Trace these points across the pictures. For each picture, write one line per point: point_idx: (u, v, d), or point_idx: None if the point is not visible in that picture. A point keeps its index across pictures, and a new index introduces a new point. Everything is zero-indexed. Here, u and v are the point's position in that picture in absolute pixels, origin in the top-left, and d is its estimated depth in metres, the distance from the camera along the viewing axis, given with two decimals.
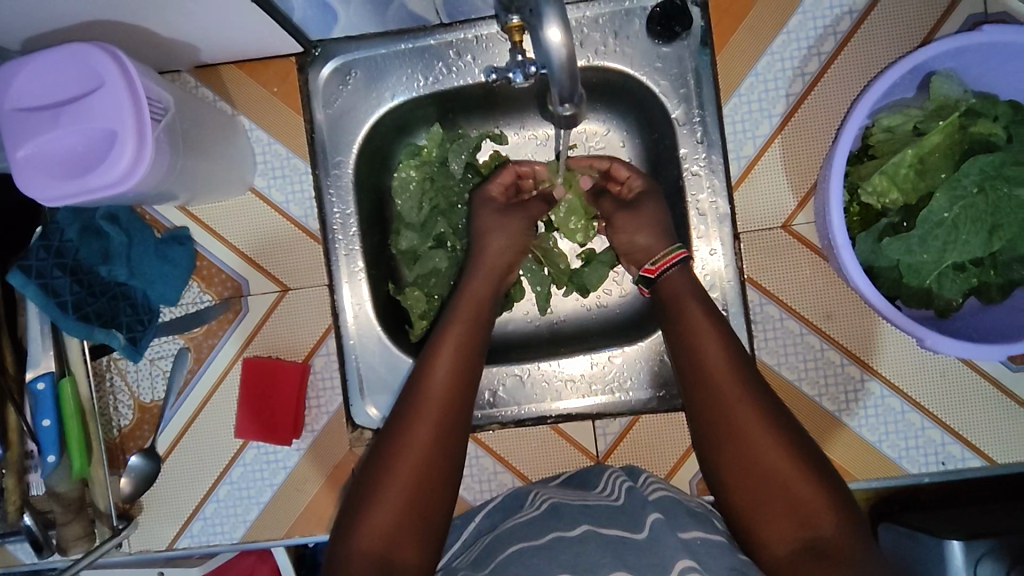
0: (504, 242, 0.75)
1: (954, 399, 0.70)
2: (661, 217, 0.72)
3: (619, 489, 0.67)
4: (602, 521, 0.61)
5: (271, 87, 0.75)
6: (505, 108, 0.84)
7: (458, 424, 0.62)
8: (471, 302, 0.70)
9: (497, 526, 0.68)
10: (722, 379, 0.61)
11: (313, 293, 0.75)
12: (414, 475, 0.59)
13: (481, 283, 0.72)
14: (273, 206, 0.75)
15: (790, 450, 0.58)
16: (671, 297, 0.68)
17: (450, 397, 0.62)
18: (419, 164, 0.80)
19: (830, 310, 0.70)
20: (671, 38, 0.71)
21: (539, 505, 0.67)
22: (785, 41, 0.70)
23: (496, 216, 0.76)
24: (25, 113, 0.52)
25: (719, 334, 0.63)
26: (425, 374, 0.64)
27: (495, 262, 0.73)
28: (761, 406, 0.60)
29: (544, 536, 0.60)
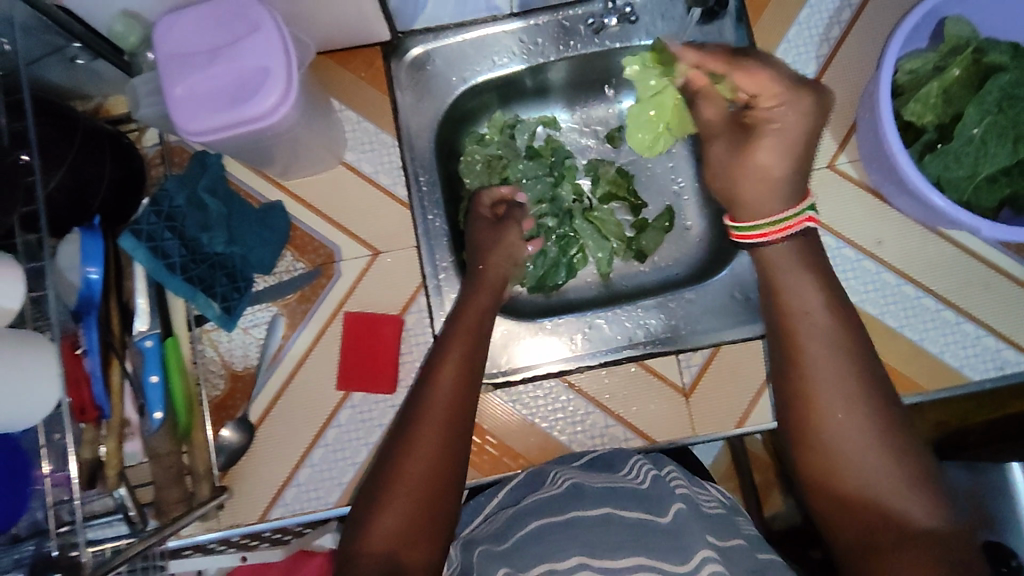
0: (503, 255, 0.77)
1: (1003, 307, 0.77)
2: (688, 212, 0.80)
3: (644, 475, 0.65)
4: (623, 503, 0.59)
5: (359, 73, 0.84)
6: (558, 97, 0.94)
7: (465, 425, 0.61)
8: (478, 309, 0.70)
9: (518, 502, 0.66)
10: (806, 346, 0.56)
11: (402, 255, 0.80)
12: (425, 471, 0.57)
13: (483, 293, 0.72)
14: (363, 176, 0.81)
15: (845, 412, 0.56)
16: (765, 267, 0.60)
17: (460, 397, 0.61)
18: (482, 147, 0.90)
19: (881, 237, 0.78)
20: (713, 17, 0.82)
21: (560, 483, 0.64)
22: (809, 13, 0.82)
23: (490, 230, 0.78)
24: (185, 54, 0.60)
25: (818, 293, 0.58)
26: (432, 374, 0.63)
27: (497, 278, 0.74)
28: (838, 342, 0.56)
29: (564, 514, 0.58)
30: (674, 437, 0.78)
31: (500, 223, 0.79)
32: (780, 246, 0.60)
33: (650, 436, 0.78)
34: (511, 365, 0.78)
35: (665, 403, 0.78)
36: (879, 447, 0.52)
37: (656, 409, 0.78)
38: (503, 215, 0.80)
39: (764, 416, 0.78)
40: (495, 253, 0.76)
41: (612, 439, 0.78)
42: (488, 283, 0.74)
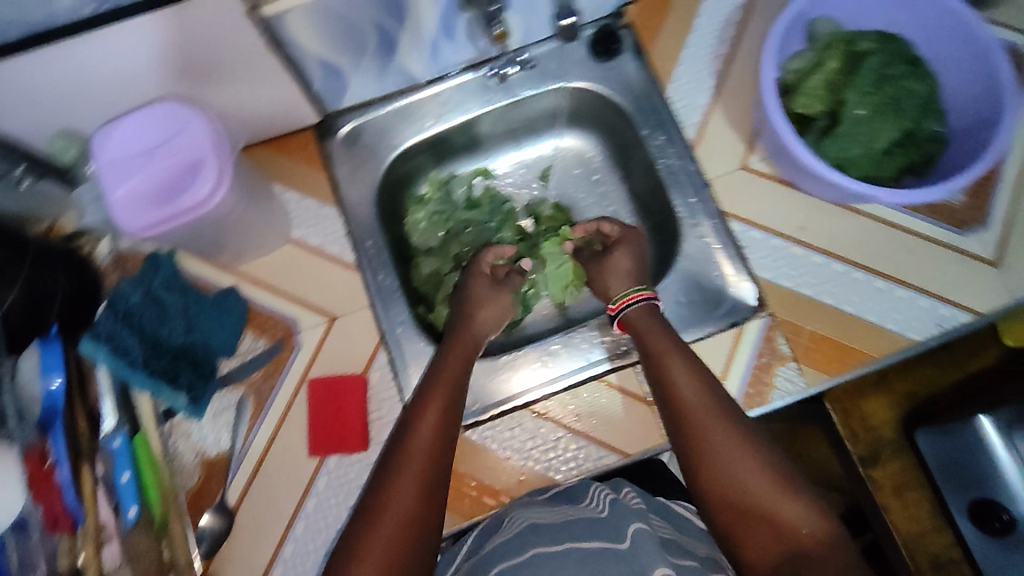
0: (493, 312, 0.82)
1: (927, 269, 0.81)
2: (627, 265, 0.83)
3: (604, 502, 0.68)
4: (582, 534, 0.61)
5: (295, 156, 0.88)
6: (488, 148, 1.01)
7: (443, 479, 0.63)
8: (459, 361, 0.75)
9: (481, 548, 0.67)
10: (690, 404, 0.67)
11: (358, 315, 0.82)
12: (403, 524, 0.59)
13: (463, 347, 0.77)
14: (311, 249, 0.84)
15: (761, 466, 0.62)
16: (639, 335, 0.75)
17: (436, 449, 0.64)
18: (425, 206, 0.96)
19: (803, 223, 0.83)
20: (612, 54, 0.90)
21: (517, 524, 0.67)
22: (697, 37, 0.90)
23: (489, 288, 0.84)
24: (121, 162, 0.65)
25: (682, 358, 0.71)
26: (412, 429, 0.66)
27: (479, 335, 0.79)
28: (708, 393, 0.68)
29: (525, 553, 0.60)
30: (646, 447, 0.79)
31: (499, 283, 0.85)
32: (651, 311, 0.78)
33: (625, 450, 0.79)
34: (478, 404, 0.81)
35: (633, 415, 0.80)
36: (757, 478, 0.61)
37: (625, 424, 0.79)
38: (503, 276, 0.87)
39: None
40: (487, 308, 0.81)
41: (589, 460, 0.79)
42: (468, 336, 0.79)
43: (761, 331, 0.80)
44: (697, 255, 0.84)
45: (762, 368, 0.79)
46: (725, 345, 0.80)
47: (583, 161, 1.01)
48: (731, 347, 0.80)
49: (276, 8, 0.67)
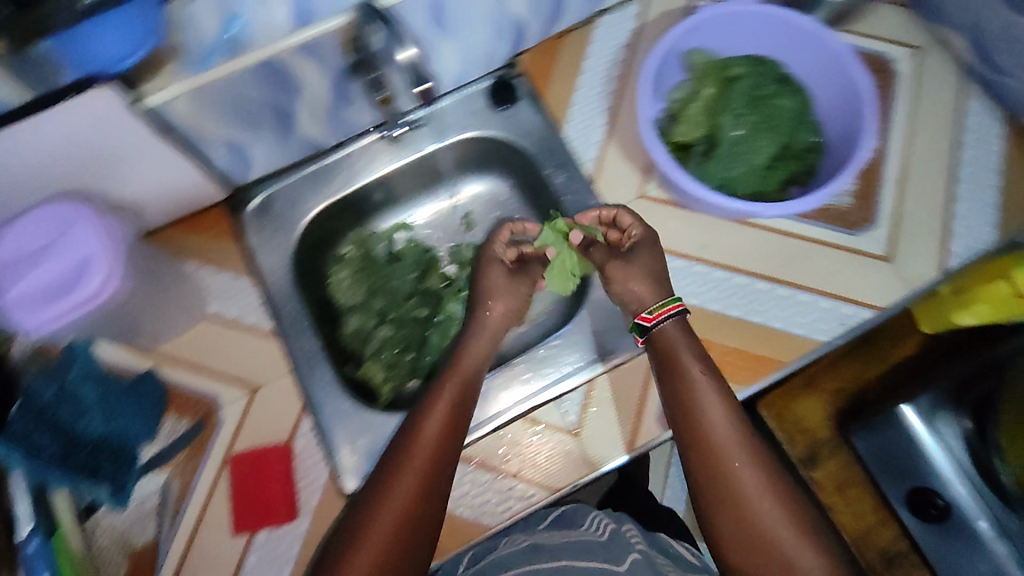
0: (508, 305, 0.89)
1: (826, 271, 0.84)
2: (653, 271, 0.83)
3: (604, 528, 0.88)
4: (584, 551, 0.80)
5: (206, 232, 0.88)
6: (406, 201, 1.02)
7: (441, 481, 0.71)
8: (468, 360, 0.82)
9: (484, 558, 0.84)
10: (719, 441, 0.72)
11: (280, 384, 0.82)
12: (398, 523, 0.68)
13: (480, 343, 0.85)
14: (227, 323, 0.85)
15: (778, 506, 0.70)
16: (664, 352, 0.77)
17: (439, 450, 0.72)
18: (345, 265, 0.96)
19: (704, 242, 0.86)
20: (510, 101, 0.94)
21: (519, 543, 0.83)
22: (588, 77, 0.94)
23: (506, 283, 0.90)
24: (8, 264, 0.66)
25: (715, 393, 0.75)
26: (415, 433, 0.74)
27: (497, 326, 0.87)
28: (738, 432, 0.73)
29: (529, 565, 0.76)
30: (574, 479, 0.78)
31: (514, 272, 0.91)
32: (683, 327, 0.79)
33: (555, 485, 0.78)
34: None
35: (561, 450, 0.80)
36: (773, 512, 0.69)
37: (554, 459, 0.79)
38: (518, 266, 0.92)
39: (650, 428, 0.80)
40: (502, 304, 0.89)
41: (521, 500, 0.78)
42: (488, 331, 0.87)
43: None
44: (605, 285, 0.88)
45: None
46: (641, 367, 0.82)
47: (501, 203, 1.02)
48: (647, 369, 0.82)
49: (161, 97, 0.69)
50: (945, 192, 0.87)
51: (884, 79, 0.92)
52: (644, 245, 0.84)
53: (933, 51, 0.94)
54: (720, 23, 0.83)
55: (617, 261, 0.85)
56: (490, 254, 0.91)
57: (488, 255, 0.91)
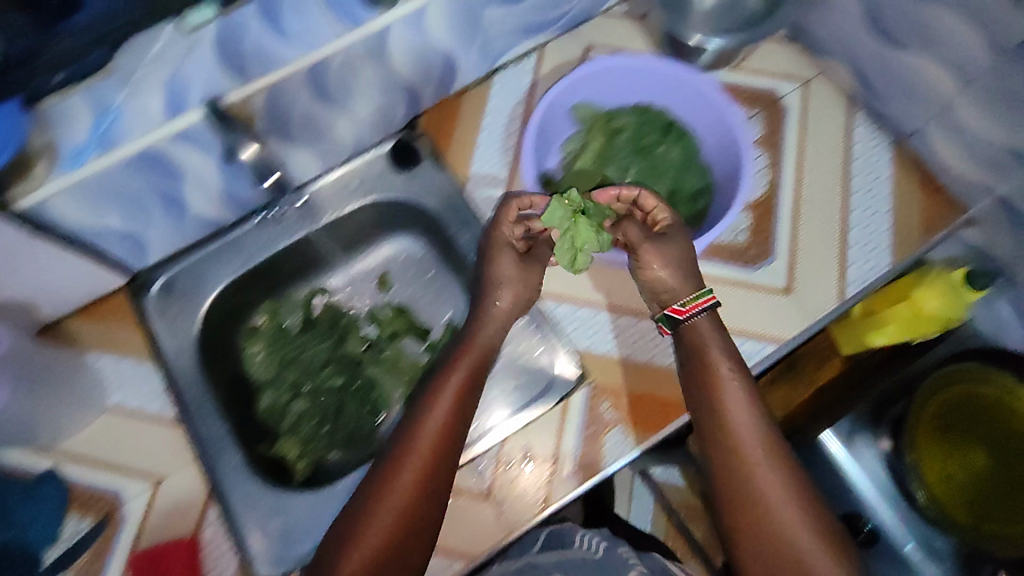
0: (515, 291, 0.82)
1: (729, 309, 0.85)
2: (681, 260, 0.79)
3: (597, 546, 0.82)
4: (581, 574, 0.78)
5: (108, 320, 0.87)
6: (320, 267, 1.00)
7: (439, 484, 0.70)
8: (476, 349, 0.79)
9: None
10: (741, 439, 0.71)
11: (186, 473, 0.81)
12: (395, 522, 0.68)
13: (484, 335, 0.81)
14: (131, 412, 0.83)
15: (798, 510, 0.68)
16: (690, 344, 0.77)
17: (438, 449, 0.72)
18: (259, 338, 0.95)
19: (608, 288, 0.87)
20: (410, 163, 0.94)
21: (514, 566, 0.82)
22: (486, 134, 0.96)
23: (515, 267, 0.82)
24: None
25: (740, 391, 0.73)
26: (416, 432, 0.73)
27: (506, 310, 0.81)
28: (761, 433, 0.72)
29: None
30: (490, 545, 0.77)
31: (523, 257, 0.84)
32: (716, 324, 0.78)
33: (472, 552, 0.77)
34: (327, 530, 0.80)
35: (476, 514, 0.78)
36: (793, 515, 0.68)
37: (470, 525, 0.78)
38: (527, 250, 0.85)
39: (565, 483, 0.79)
40: (509, 292, 0.81)
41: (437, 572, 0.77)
42: (490, 315, 0.81)
43: (585, 401, 0.82)
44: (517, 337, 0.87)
45: (591, 438, 0.81)
46: (553, 422, 0.82)
47: (415, 261, 1.02)
48: (560, 423, 0.81)
49: (32, 198, 0.68)
50: (839, 223, 0.89)
51: (775, 114, 0.93)
52: (674, 229, 0.81)
53: (819, 81, 0.94)
54: (597, 78, 0.86)
55: (655, 242, 0.80)
56: (501, 237, 0.83)
57: (498, 238, 0.83)
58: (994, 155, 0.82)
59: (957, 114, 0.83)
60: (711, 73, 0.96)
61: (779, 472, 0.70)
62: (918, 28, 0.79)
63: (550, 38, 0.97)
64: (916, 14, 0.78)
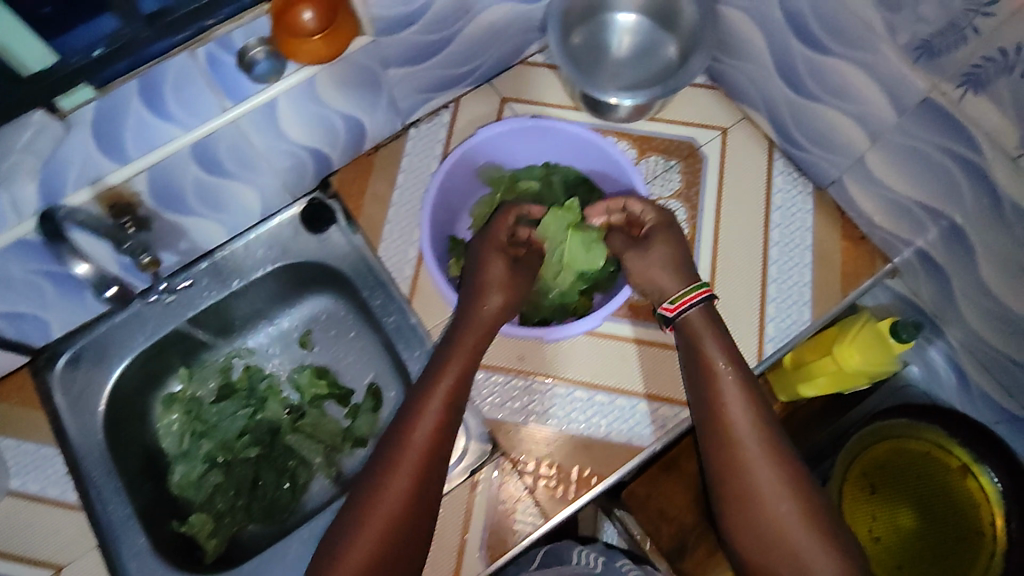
0: (502, 293, 0.78)
1: (642, 373, 0.84)
2: (673, 258, 0.79)
3: (595, 562, 0.82)
4: None
5: (10, 400, 0.86)
6: (240, 329, 0.99)
7: (432, 485, 0.70)
8: (466, 349, 0.76)
9: None
10: (740, 431, 0.70)
11: (86, 559, 0.79)
12: (384, 530, 0.66)
13: (473, 335, 0.77)
14: (29, 496, 0.81)
15: (798, 506, 0.66)
16: (692, 337, 0.76)
17: (427, 455, 0.70)
18: (176, 406, 0.93)
19: (521, 352, 0.85)
20: (322, 227, 0.93)
21: None
22: (402, 192, 0.93)
23: (506, 269, 0.79)
24: None
25: (740, 384, 0.72)
26: (405, 437, 0.71)
27: (490, 317, 0.77)
28: (762, 426, 0.70)
29: None
30: None
31: (512, 258, 0.81)
32: (709, 316, 0.77)
33: None
34: None
35: None
36: (792, 509, 0.66)
37: None
38: (516, 252, 0.82)
39: (473, 562, 0.78)
40: (499, 294, 0.78)
41: None
42: (473, 324, 0.77)
43: (494, 476, 0.81)
44: None
45: (500, 514, 0.80)
46: (462, 499, 0.81)
47: (337, 320, 1.00)
48: (469, 499, 0.81)
49: None
50: (758, 275, 0.88)
51: (694, 164, 0.92)
52: (660, 227, 0.81)
53: (740, 127, 0.93)
54: (498, 146, 0.89)
55: (639, 248, 0.81)
56: (492, 237, 0.81)
57: (492, 238, 0.81)
58: (908, 210, 0.79)
59: (867, 167, 0.80)
60: (631, 122, 0.93)
61: (781, 466, 0.68)
62: (818, 74, 0.77)
63: (463, 90, 0.96)
64: (819, 69, 0.76)
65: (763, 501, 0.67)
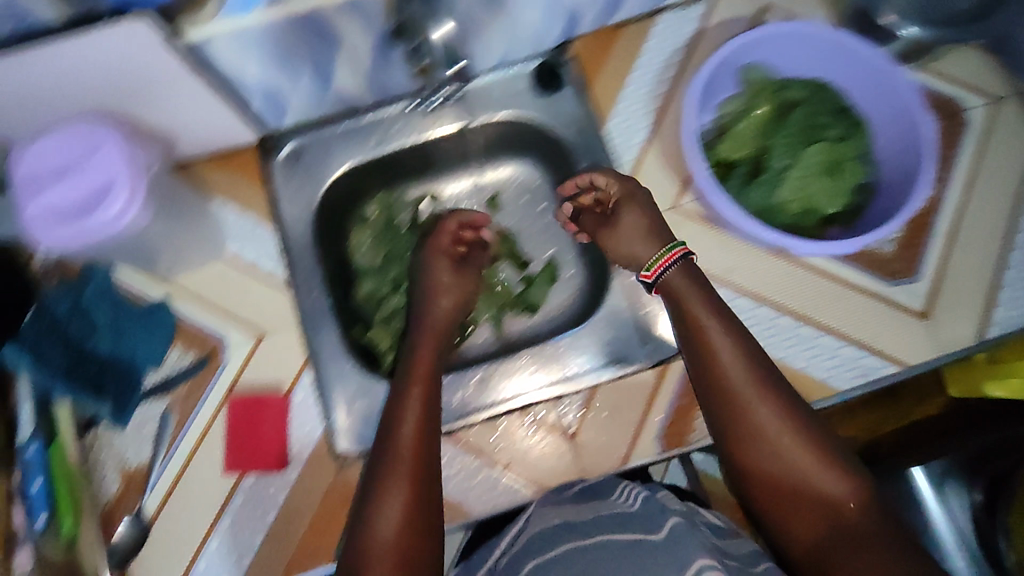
0: (456, 298, 0.86)
1: (852, 316, 0.82)
2: (646, 223, 0.81)
3: (636, 499, 0.76)
4: (618, 528, 0.69)
5: (237, 170, 0.89)
6: (435, 172, 1.00)
7: (431, 463, 0.70)
8: (433, 334, 0.82)
9: (511, 534, 0.76)
10: (735, 379, 0.70)
11: (286, 333, 0.84)
12: (400, 526, 0.65)
13: (431, 331, 0.82)
14: (245, 264, 0.86)
15: (809, 448, 0.67)
16: (677, 299, 0.76)
17: (418, 447, 0.69)
18: (370, 227, 0.97)
19: (733, 264, 0.84)
20: (555, 88, 0.91)
21: (547, 519, 0.73)
22: (639, 76, 0.91)
23: (451, 273, 0.87)
24: (39, 177, 0.64)
25: (730, 335, 0.72)
26: (394, 432, 0.70)
27: (445, 320, 0.83)
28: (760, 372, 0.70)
29: (565, 544, 0.68)
30: (566, 482, 0.78)
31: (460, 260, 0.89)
32: (688, 273, 0.76)
33: (541, 483, 0.79)
34: None
35: (553, 451, 0.80)
36: (804, 451, 0.67)
37: (548, 458, 0.79)
38: (466, 252, 0.89)
39: (647, 447, 0.79)
40: (446, 299, 0.85)
41: (509, 493, 0.78)
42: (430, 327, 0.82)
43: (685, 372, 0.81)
44: (626, 291, 0.87)
45: (682, 410, 0.80)
46: (648, 385, 0.81)
47: (529, 190, 1.01)
48: (653, 386, 0.81)
49: (204, 31, 0.67)
50: (997, 257, 0.83)
51: (955, 126, 0.88)
52: (625, 201, 0.83)
53: (1011, 103, 0.88)
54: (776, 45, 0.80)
55: (607, 225, 0.84)
56: (439, 245, 0.87)
57: (436, 245, 0.88)
58: None
59: None
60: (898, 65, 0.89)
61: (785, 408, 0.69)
62: None
63: None
64: None
65: (777, 442, 0.68)
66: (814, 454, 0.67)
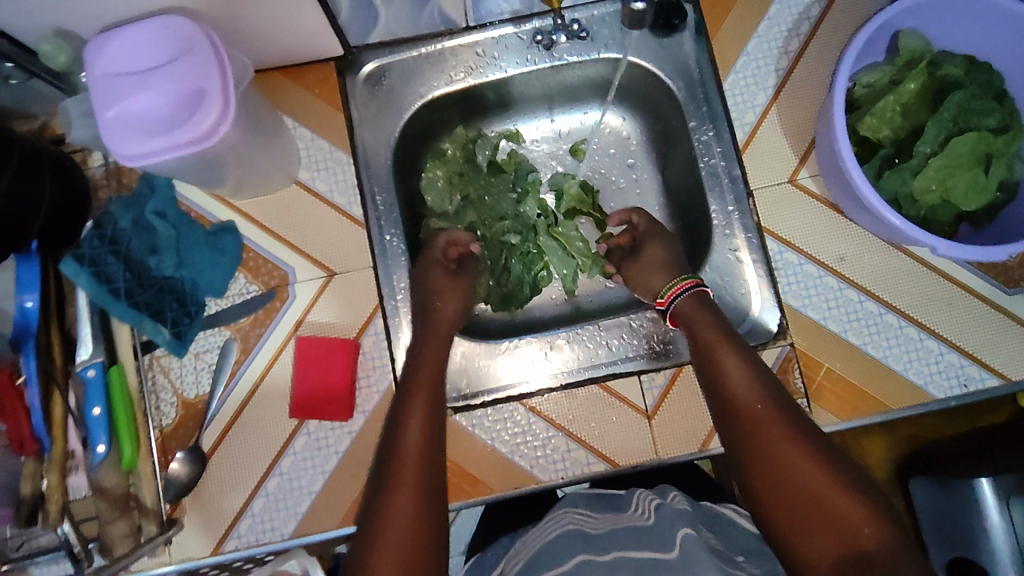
0: (452, 308, 0.76)
1: (962, 321, 0.77)
2: (666, 256, 0.78)
3: (650, 508, 0.64)
4: (633, 544, 0.58)
5: (312, 89, 0.81)
6: (520, 110, 0.91)
7: (436, 457, 0.61)
8: (434, 342, 0.72)
9: (524, 542, 0.66)
10: (739, 395, 0.64)
11: (357, 274, 0.78)
12: (406, 529, 0.55)
13: (435, 340, 0.72)
14: (317, 195, 0.79)
15: (825, 468, 0.57)
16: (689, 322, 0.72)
17: (425, 452, 0.60)
18: (444, 164, 0.86)
19: (843, 253, 0.78)
20: (671, 30, 0.80)
21: (560, 524, 0.64)
22: (768, 27, 0.81)
23: (447, 279, 0.77)
24: (119, 79, 0.58)
25: (735, 352, 0.67)
26: (399, 440, 0.61)
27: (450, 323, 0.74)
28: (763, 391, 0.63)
29: (575, 558, 0.58)
30: (641, 461, 0.76)
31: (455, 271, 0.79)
32: (699, 301, 0.73)
33: (612, 459, 0.76)
34: (487, 386, 0.78)
35: (629, 428, 0.77)
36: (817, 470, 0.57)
37: (623, 434, 0.76)
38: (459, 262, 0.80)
39: None
40: (449, 303, 0.75)
41: (579, 465, 0.76)
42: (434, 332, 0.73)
43: (778, 360, 0.77)
44: (723, 267, 0.79)
45: None
46: None
47: (620, 143, 0.92)
48: None
49: None
50: None
51: None
52: (650, 236, 0.80)
53: None
54: (934, 10, 0.72)
55: (631, 257, 0.80)
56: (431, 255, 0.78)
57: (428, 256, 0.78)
58: None
59: None
60: None
61: (791, 424, 0.60)
62: None
63: None
64: None
65: (785, 456, 0.58)
66: (827, 476, 0.57)
